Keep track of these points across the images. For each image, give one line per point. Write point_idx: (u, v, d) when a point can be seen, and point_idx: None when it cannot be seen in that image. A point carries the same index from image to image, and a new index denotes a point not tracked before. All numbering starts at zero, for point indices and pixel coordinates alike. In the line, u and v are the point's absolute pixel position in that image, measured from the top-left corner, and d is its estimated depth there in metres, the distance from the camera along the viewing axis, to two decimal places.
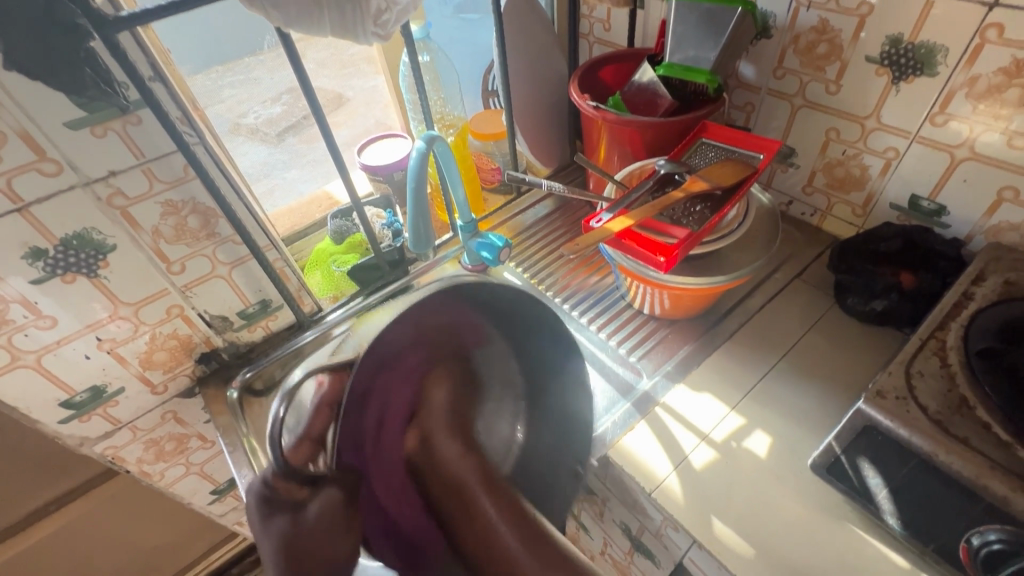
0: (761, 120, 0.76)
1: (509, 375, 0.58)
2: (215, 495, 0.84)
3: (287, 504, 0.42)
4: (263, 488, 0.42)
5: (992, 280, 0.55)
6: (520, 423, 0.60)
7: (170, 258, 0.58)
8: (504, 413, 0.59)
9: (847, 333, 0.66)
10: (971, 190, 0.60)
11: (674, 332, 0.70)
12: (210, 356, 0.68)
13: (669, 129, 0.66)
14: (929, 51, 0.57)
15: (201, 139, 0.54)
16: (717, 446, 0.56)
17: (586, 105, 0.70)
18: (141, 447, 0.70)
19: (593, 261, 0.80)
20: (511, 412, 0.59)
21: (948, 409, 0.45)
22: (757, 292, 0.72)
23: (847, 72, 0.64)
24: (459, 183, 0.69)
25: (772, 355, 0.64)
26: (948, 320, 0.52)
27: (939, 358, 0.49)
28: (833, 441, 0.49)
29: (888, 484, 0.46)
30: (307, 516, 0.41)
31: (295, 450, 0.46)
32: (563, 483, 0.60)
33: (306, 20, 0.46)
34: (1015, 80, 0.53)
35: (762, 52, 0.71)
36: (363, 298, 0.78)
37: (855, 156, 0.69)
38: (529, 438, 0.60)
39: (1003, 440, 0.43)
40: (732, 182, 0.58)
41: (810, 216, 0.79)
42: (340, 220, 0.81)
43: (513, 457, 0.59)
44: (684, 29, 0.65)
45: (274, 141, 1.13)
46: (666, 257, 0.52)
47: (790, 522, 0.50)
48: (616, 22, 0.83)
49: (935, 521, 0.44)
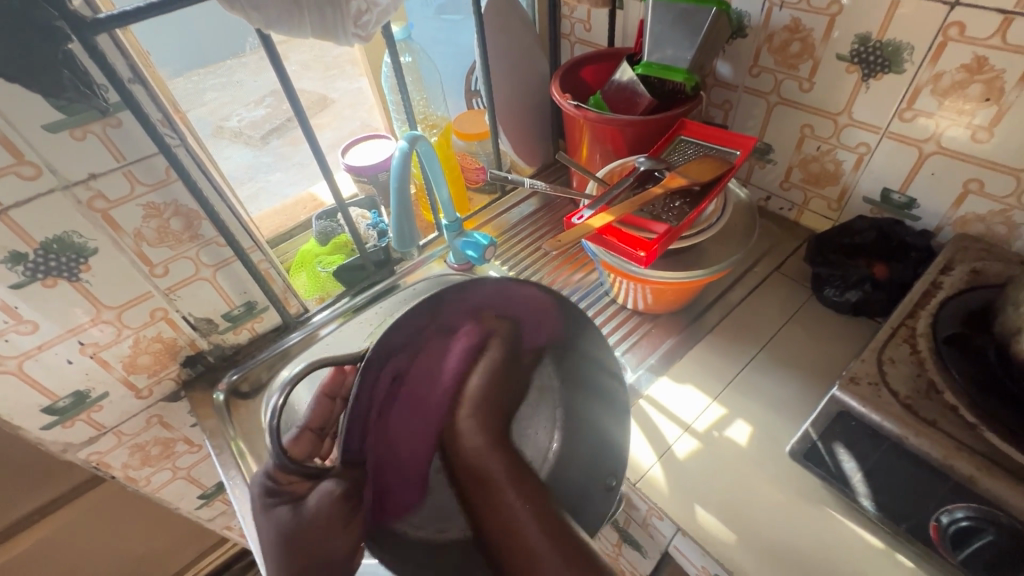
0: (738, 118, 0.78)
1: (543, 375, 0.58)
2: (203, 499, 0.84)
3: (290, 496, 0.43)
4: (267, 480, 0.44)
5: (960, 269, 0.57)
6: (557, 430, 0.59)
7: (153, 261, 0.58)
8: (540, 415, 0.59)
9: (824, 323, 0.68)
10: (939, 183, 0.62)
11: (657, 326, 0.71)
12: (195, 359, 0.68)
13: (649, 126, 0.68)
14: (896, 49, 0.59)
15: (183, 141, 0.54)
16: (700, 436, 0.57)
17: (567, 104, 0.71)
18: (126, 452, 0.70)
19: (577, 258, 0.81)
20: (549, 419, 0.59)
21: (917, 394, 0.47)
22: (737, 285, 0.74)
23: (819, 70, 0.66)
24: (443, 182, 0.69)
25: (752, 347, 0.66)
26: (918, 308, 0.54)
27: (909, 345, 0.51)
28: (809, 427, 0.50)
29: (862, 468, 0.47)
30: (305, 508, 0.42)
31: (298, 445, 0.55)
32: (599, 493, 0.55)
33: (286, 21, 0.47)
34: (977, 77, 0.55)
35: (737, 51, 0.73)
36: (349, 298, 0.78)
37: (829, 151, 0.71)
38: (565, 446, 0.58)
39: (968, 422, 0.44)
40: (710, 178, 0.59)
41: (787, 211, 0.80)
42: (325, 221, 0.81)
43: (550, 464, 0.58)
44: (661, 29, 0.67)
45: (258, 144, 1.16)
46: (646, 252, 0.53)
47: (770, 508, 0.51)
48: (596, 22, 0.84)
49: (907, 502, 0.45)
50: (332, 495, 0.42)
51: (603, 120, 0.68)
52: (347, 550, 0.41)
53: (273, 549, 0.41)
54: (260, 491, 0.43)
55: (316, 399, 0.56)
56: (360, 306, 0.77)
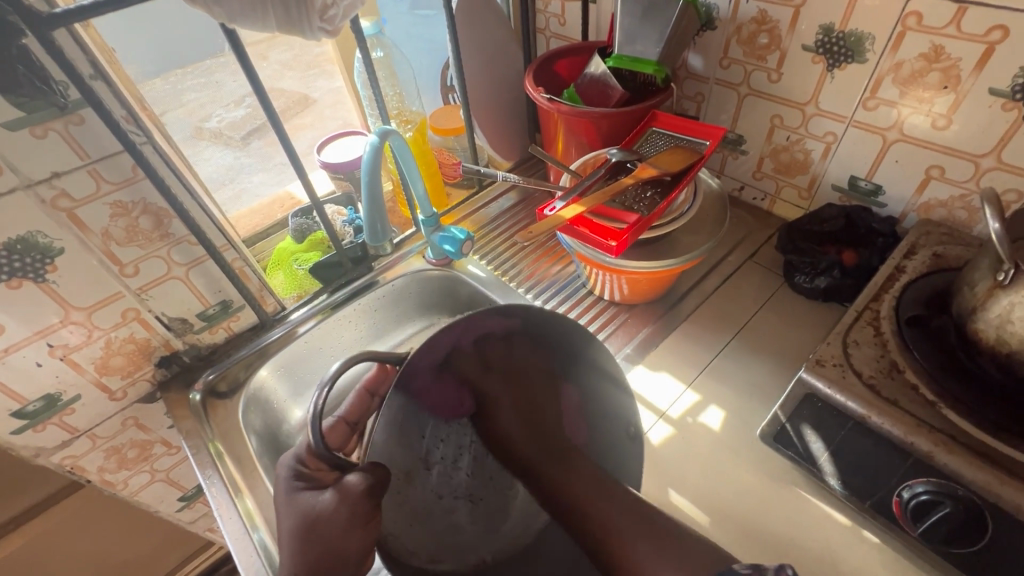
0: (710, 109, 0.79)
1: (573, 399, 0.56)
2: (183, 501, 0.83)
3: (316, 482, 0.45)
4: (298, 464, 0.46)
5: (923, 253, 0.58)
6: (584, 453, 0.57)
7: (123, 261, 0.57)
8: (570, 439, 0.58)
9: (795, 310, 0.69)
10: (903, 170, 0.64)
11: (633, 316, 0.72)
12: (170, 359, 0.67)
13: (621, 119, 0.68)
14: (858, 39, 0.60)
15: (149, 138, 0.53)
16: (674, 423, 0.58)
17: (541, 97, 0.71)
18: (101, 456, 0.69)
19: (555, 251, 0.82)
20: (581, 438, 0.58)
21: (880, 374, 0.48)
22: (712, 274, 0.75)
23: (786, 61, 0.67)
24: (418, 177, 0.70)
25: (726, 334, 0.67)
26: (882, 291, 0.55)
27: (873, 327, 0.52)
28: (778, 410, 0.51)
29: (828, 447, 0.49)
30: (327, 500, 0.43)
31: (333, 431, 0.58)
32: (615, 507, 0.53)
33: (249, 16, 0.46)
34: (935, 65, 0.56)
35: (707, 43, 0.74)
36: (327, 295, 0.78)
37: (798, 141, 0.72)
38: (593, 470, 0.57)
39: (929, 400, 0.46)
40: (680, 168, 0.60)
41: (760, 201, 0.82)
42: (300, 219, 0.81)
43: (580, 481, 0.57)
44: (630, 21, 0.67)
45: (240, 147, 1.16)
46: (617, 242, 0.53)
47: (741, 490, 0.52)
48: (570, 16, 0.85)
49: (871, 479, 0.47)
50: (356, 489, 0.42)
51: (575, 113, 0.69)
52: (360, 550, 0.41)
53: (293, 533, 0.42)
54: (290, 475, 0.45)
55: (357, 394, 0.59)
56: (338, 302, 0.77)
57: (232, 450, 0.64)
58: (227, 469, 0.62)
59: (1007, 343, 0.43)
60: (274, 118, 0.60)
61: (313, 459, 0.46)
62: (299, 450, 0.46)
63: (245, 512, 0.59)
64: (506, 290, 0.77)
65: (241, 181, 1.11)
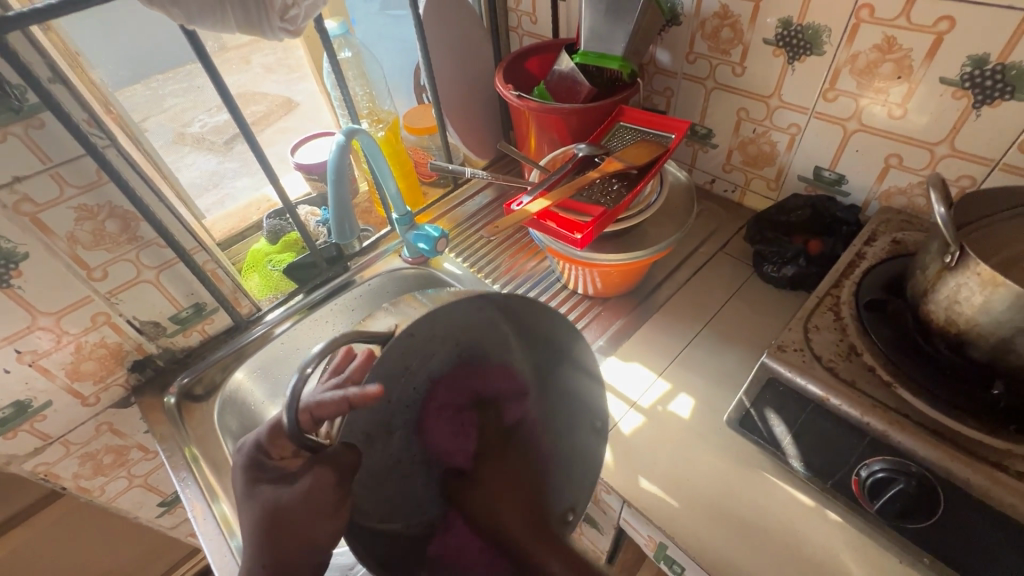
0: (680, 104, 0.80)
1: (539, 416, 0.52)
2: (163, 507, 0.83)
3: (279, 472, 0.42)
4: (256, 452, 0.43)
5: (883, 239, 0.60)
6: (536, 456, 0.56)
7: (90, 265, 0.57)
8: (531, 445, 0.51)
9: (764, 299, 0.70)
10: (864, 159, 0.65)
11: (607, 308, 0.73)
12: (144, 363, 0.67)
13: (588, 114, 0.69)
14: (816, 32, 0.61)
15: (113, 141, 0.53)
16: (645, 411, 0.59)
17: (510, 94, 0.72)
18: (76, 462, 0.68)
19: (530, 247, 0.83)
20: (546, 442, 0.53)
21: (839, 357, 0.49)
22: (684, 266, 0.76)
23: (749, 55, 0.69)
24: (390, 176, 0.70)
25: (696, 324, 0.68)
26: (842, 277, 0.56)
27: (833, 312, 0.53)
28: (743, 395, 0.52)
29: (790, 430, 0.50)
30: (294, 489, 0.39)
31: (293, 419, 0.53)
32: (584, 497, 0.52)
33: (209, 17, 0.47)
34: (888, 56, 0.58)
35: (674, 38, 0.75)
36: (303, 296, 0.78)
37: (764, 133, 0.73)
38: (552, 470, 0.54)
39: (885, 380, 0.47)
40: (645, 162, 0.61)
41: (731, 193, 0.83)
42: (275, 220, 0.81)
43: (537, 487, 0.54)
44: (595, 18, 0.68)
45: (222, 150, 1.17)
46: (582, 235, 0.54)
47: (709, 475, 0.53)
48: (541, 14, 0.86)
49: (831, 460, 0.48)
50: (324, 480, 0.38)
51: (544, 109, 0.69)
52: (332, 534, 0.39)
53: (254, 525, 0.40)
54: (249, 463, 0.43)
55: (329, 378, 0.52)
56: (314, 303, 0.77)
57: (208, 454, 0.64)
58: (201, 474, 0.62)
59: (955, 323, 0.45)
60: (241, 119, 0.60)
61: (277, 447, 0.44)
62: (260, 436, 0.44)
63: (222, 519, 0.58)
64: (482, 287, 0.78)
65: (225, 185, 1.11)
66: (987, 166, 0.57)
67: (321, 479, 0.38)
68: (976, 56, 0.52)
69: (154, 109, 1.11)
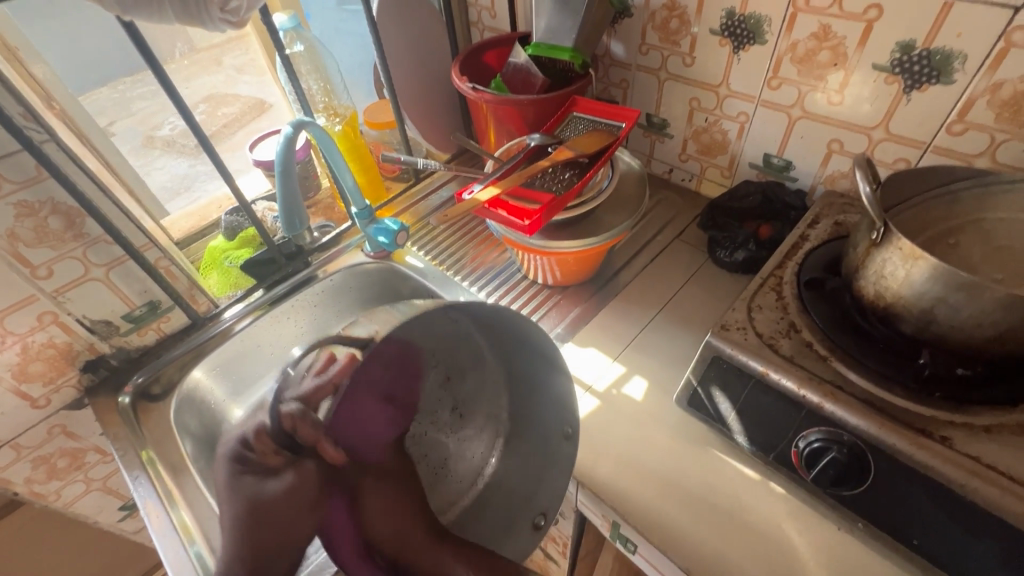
0: (635, 95, 0.82)
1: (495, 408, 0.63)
2: (126, 510, 0.82)
3: (259, 466, 0.48)
4: (240, 446, 0.49)
5: (825, 222, 0.62)
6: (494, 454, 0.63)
7: (33, 263, 0.56)
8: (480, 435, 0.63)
9: (718, 283, 0.72)
10: (808, 145, 0.67)
11: (566, 297, 0.74)
12: (97, 363, 0.66)
13: (542, 105, 0.70)
14: (757, 22, 0.63)
15: (52, 136, 0.52)
16: (600, 395, 0.60)
17: (466, 87, 0.73)
18: (28, 467, 0.67)
19: (492, 239, 0.83)
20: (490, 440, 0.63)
21: (779, 334, 0.51)
22: (642, 254, 0.78)
23: (697, 45, 0.70)
24: (345, 169, 0.70)
25: (652, 309, 0.70)
26: (786, 259, 0.58)
27: (776, 292, 0.55)
28: (690, 374, 0.54)
29: (734, 406, 0.51)
30: (272, 488, 0.47)
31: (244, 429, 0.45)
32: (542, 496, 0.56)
33: (143, 7, 0.46)
34: (824, 44, 0.59)
35: (626, 30, 0.76)
36: (262, 292, 0.77)
37: (715, 122, 0.75)
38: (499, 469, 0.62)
39: (821, 355, 0.49)
40: (595, 151, 0.62)
41: (688, 182, 0.85)
42: (232, 216, 0.79)
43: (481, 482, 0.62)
44: (546, 10, 0.69)
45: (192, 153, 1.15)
46: (531, 221, 0.55)
47: (660, 454, 0.55)
48: (499, 8, 0.86)
49: (773, 433, 0.49)
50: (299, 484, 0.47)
51: (498, 101, 0.70)
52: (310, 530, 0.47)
53: (236, 519, 0.47)
54: (235, 454, 0.49)
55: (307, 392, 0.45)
56: (276, 298, 0.77)
57: (165, 456, 0.62)
58: (157, 474, 0.60)
59: (884, 297, 0.46)
60: (188, 113, 0.60)
61: (258, 442, 0.49)
62: (246, 432, 0.49)
63: (181, 524, 0.56)
64: (445, 279, 0.78)
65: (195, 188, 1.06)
66: (919, 148, 0.59)
67: (303, 476, 0.48)
68: (904, 42, 0.54)
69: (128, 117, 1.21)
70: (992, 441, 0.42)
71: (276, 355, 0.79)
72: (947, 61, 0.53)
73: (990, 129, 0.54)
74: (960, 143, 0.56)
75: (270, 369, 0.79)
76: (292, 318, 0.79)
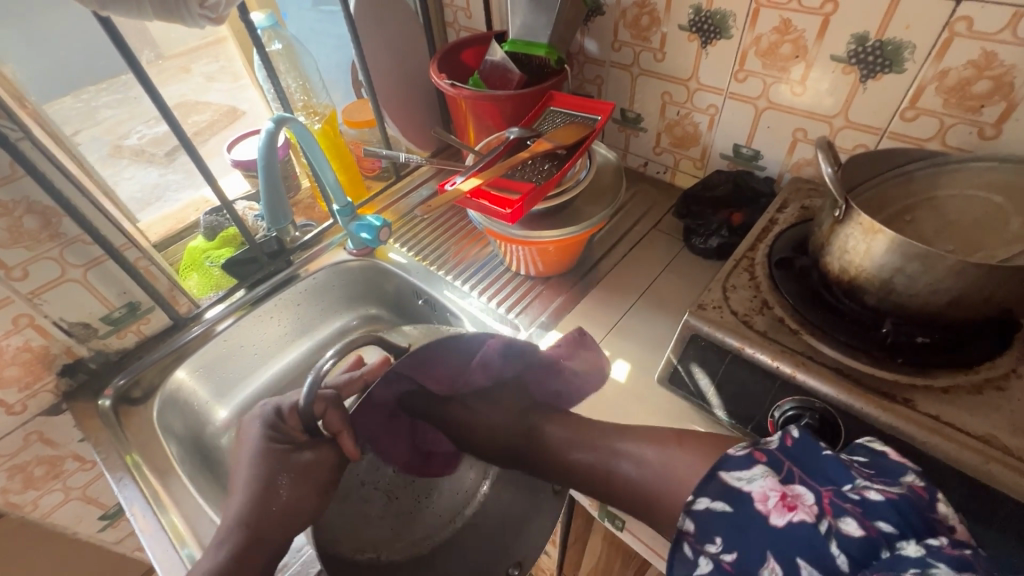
0: (610, 91, 0.84)
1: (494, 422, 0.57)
2: (104, 521, 0.80)
3: (290, 439, 0.54)
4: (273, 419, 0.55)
5: (793, 206, 0.65)
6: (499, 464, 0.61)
7: (8, 264, 0.55)
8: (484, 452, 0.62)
9: (695, 269, 0.75)
10: (774, 134, 0.71)
11: (548, 287, 0.75)
12: (75, 367, 0.65)
13: (520, 100, 0.72)
14: (722, 17, 0.66)
15: (27, 133, 0.52)
16: (585, 378, 0.62)
17: (444, 84, 0.74)
18: (4, 476, 0.65)
19: (474, 234, 0.84)
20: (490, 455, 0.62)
21: (753, 311, 0.53)
22: (621, 244, 0.80)
23: (667, 41, 0.73)
24: (326, 166, 0.70)
25: (632, 296, 0.72)
26: (757, 241, 0.61)
27: (748, 272, 0.57)
28: (670, 354, 0.56)
29: (714, 382, 0.53)
30: (299, 457, 0.53)
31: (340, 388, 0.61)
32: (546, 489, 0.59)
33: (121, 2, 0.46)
34: (785, 38, 0.63)
35: (599, 27, 0.79)
36: (244, 291, 0.77)
37: (687, 115, 0.78)
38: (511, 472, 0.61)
39: (793, 329, 0.51)
40: (573, 142, 0.64)
41: (663, 174, 0.87)
42: (211, 216, 0.79)
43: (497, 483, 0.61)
44: (522, 8, 0.71)
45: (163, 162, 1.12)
46: (512, 210, 0.57)
47: (644, 432, 0.56)
48: (474, 8, 0.88)
49: (751, 406, 0.52)
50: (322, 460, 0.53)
51: (477, 96, 0.72)
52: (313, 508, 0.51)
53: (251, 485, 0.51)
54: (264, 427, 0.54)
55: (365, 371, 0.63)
56: (258, 298, 0.76)
57: (150, 460, 0.61)
58: (143, 474, 0.59)
59: (848, 271, 0.49)
60: (166, 110, 0.59)
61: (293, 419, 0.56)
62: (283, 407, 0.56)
63: (169, 525, 0.56)
64: (430, 275, 0.79)
65: (167, 198, 1.04)
66: (877, 135, 0.62)
67: (322, 455, 0.54)
68: (858, 34, 0.58)
69: (85, 122, 1.11)
70: (950, 401, 0.45)
71: (260, 356, 0.79)
72: (898, 51, 0.56)
73: (939, 114, 0.57)
74: (913, 128, 0.60)
75: (253, 368, 0.79)
76: (274, 318, 0.79)
